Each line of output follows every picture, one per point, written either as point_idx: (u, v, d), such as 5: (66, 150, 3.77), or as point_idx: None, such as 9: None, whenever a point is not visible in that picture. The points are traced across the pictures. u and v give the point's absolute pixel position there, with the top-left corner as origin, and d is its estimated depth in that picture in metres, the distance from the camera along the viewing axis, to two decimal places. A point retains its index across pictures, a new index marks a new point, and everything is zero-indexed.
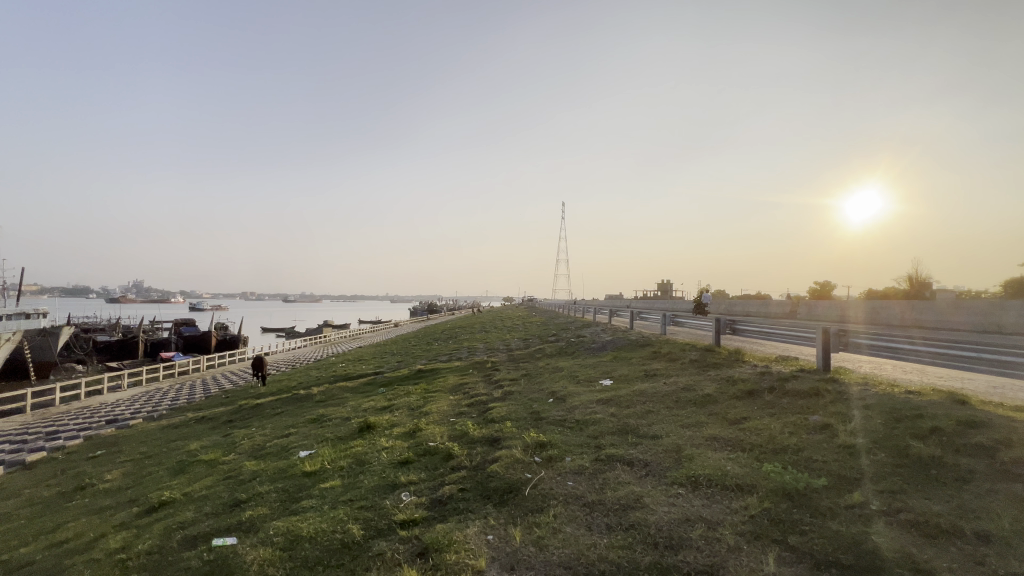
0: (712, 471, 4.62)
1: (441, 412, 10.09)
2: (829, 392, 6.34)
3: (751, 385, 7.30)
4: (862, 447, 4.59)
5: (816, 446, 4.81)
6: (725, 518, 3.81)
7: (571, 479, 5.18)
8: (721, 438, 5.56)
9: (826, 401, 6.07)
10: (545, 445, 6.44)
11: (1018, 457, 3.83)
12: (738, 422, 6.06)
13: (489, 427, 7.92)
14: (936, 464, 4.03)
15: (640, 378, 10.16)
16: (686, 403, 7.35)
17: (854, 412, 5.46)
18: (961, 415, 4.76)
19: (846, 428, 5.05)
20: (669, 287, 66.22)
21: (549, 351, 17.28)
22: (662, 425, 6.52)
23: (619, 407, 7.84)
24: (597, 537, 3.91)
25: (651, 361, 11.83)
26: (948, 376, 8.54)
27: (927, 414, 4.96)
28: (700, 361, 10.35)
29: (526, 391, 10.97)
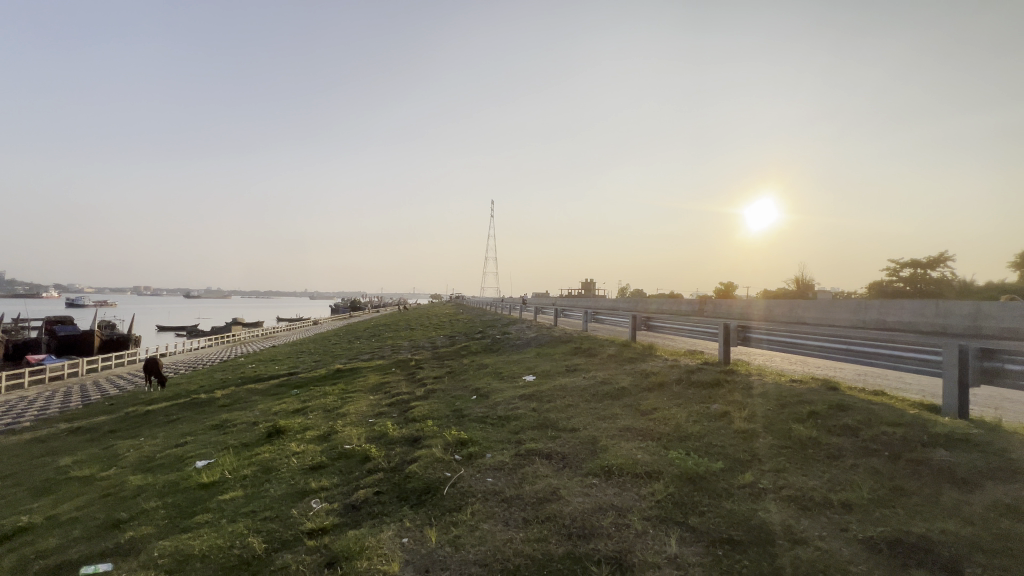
0: (624, 460, 4.84)
1: (359, 412, 9.68)
2: (727, 382, 6.93)
3: (661, 378, 7.78)
4: (753, 432, 5.04)
5: (715, 433, 5.21)
6: (634, 504, 3.99)
7: (490, 475, 5.17)
8: (634, 429, 5.85)
9: (725, 391, 6.61)
10: (466, 442, 6.38)
11: (876, 434, 4.39)
12: (649, 412, 6.42)
13: (410, 427, 7.71)
14: (814, 445, 4.51)
15: (562, 373, 10.46)
16: (603, 396, 7.67)
17: (748, 400, 6.00)
18: (832, 399, 5.41)
19: (741, 415, 5.53)
20: (592, 286, 69.09)
21: (475, 348, 17.22)
22: (580, 418, 6.73)
23: (540, 402, 7.99)
24: (512, 532, 3.92)
25: (572, 356, 12.19)
26: (824, 366, 9.71)
27: (807, 400, 5.55)
28: (617, 356, 10.85)
29: (450, 389, 10.82)
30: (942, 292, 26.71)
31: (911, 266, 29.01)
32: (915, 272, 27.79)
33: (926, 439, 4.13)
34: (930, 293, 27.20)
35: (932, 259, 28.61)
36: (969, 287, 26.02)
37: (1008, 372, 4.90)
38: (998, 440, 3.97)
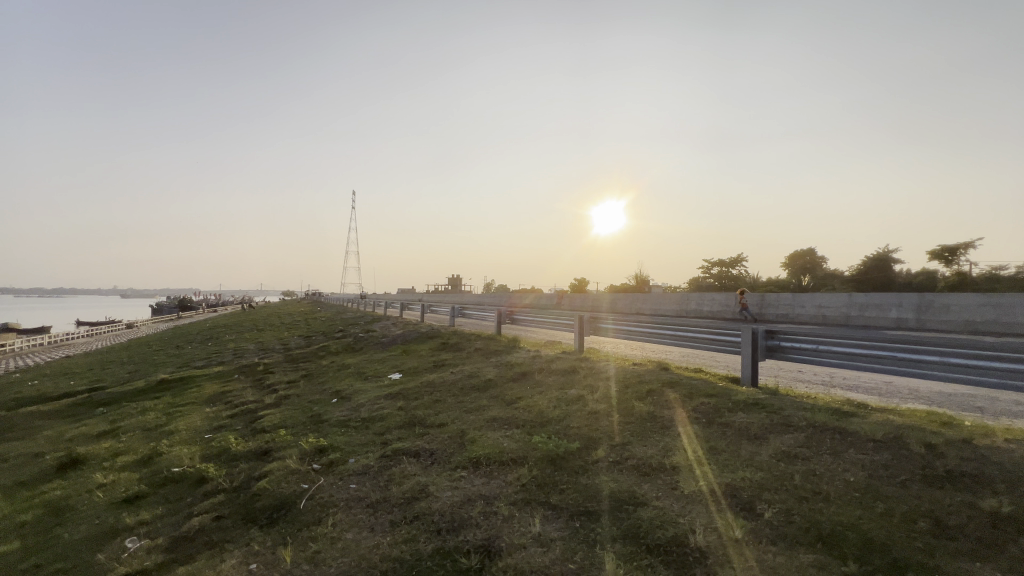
0: (491, 450, 4.98)
1: (192, 427, 8.33)
2: (582, 368, 7.61)
3: (524, 368, 8.20)
4: (604, 412, 5.61)
5: (572, 415, 5.67)
6: (500, 491, 4.14)
7: (354, 481, 4.88)
8: (500, 419, 6.06)
9: (580, 376, 7.25)
10: (326, 449, 5.92)
11: (697, 405, 5.23)
12: (514, 402, 6.73)
13: (258, 439, 6.87)
14: (651, 419, 5.19)
15: (429, 369, 10.36)
16: (470, 389, 7.82)
17: (599, 384, 6.67)
18: (665, 378, 6.30)
19: (593, 397, 6.12)
20: (458, 282, 69.66)
21: (334, 348, 16.08)
22: (448, 413, 6.75)
23: (407, 400, 7.81)
24: (379, 538, 3.76)
25: (439, 352, 12.16)
26: (657, 350, 11.27)
27: (645, 380, 6.36)
28: (484, 350, 11.12)
29: (306, 393, 9.92)
30: (740, 287, 32.96)
31: (718, 265, 35.26)
32: (721, 270, 33.80)
33: (731, 406, 5.05)
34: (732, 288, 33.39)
35: (732, 259, 35.18)
36: (757, 283, 32.57)
37: (783, 347, 6.24)
38: (776, 401, 5.04)
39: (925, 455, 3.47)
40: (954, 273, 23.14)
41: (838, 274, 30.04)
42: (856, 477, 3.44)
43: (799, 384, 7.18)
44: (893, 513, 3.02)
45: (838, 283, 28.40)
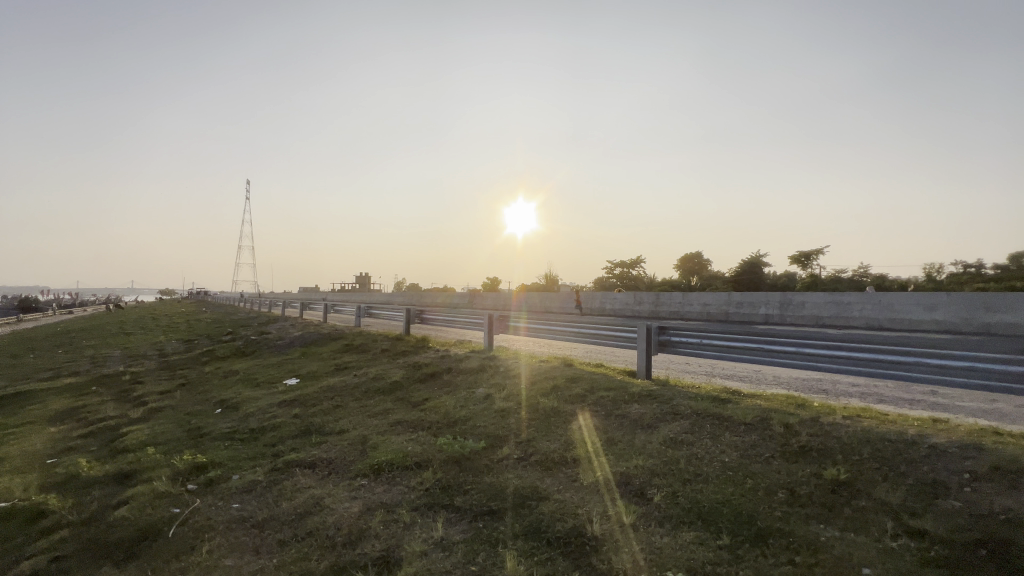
0: (394, 455, 4.79)
1: (30, 452, 6.96)
2: (490, 367, 7.63)
3: (432, 368, 8.02)
4: (511, 409, 5.66)
5: (479, 415, 5.64)
6: (402, 498, 3.99)
7: (237, 500, 4.41)
8: (405, 422, 5.85)
9: (488, 375, 7.27)
10: (204, 466, 5.28)
11: (596, 399, 5.48)
12: (420, 403, 6.55)
13: (119, 460, 5.93)
14: (555, 414, 5.34)
15: (330, 372, 9.74)
16: (375, 392, 7.47)
17: (506, 382, 6.73)
18: (569, 374, 6.53)
19: (500, 395, 6.16)
20: (365, 280, 66.65)
21: (221, 352, 14.49)
22: (349, 418, 6.38)
23: (304, 406, 7.26)
24: (265, 561, 3.42)
25: (343, 354, 11.49)
26: (563, 347, 11.69)
27: (550, 376, 6.55)
28: (391, 351, 10.71)
29: (183, 404, 8.80)
30: (638, 287, 35.48)
31: (620, 266, 37.68)
32: (623, 271, 36.11)
33: (627, 398, 5.36)
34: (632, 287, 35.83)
35: (632, 261, 37.78)
36: (653, 283, 35.30)
37: (673, 342, 6.81)
38: (666, 392, 5.46)
39: (784, 433, 3.95)
40: (809, 275, 27.01)
41: (720, 276, 33.60)
42: (730, 457, 3.82)
43: (686, 375, 7.87)
44: (758, 487, 3.40)
45: (720, 283, 31.76)
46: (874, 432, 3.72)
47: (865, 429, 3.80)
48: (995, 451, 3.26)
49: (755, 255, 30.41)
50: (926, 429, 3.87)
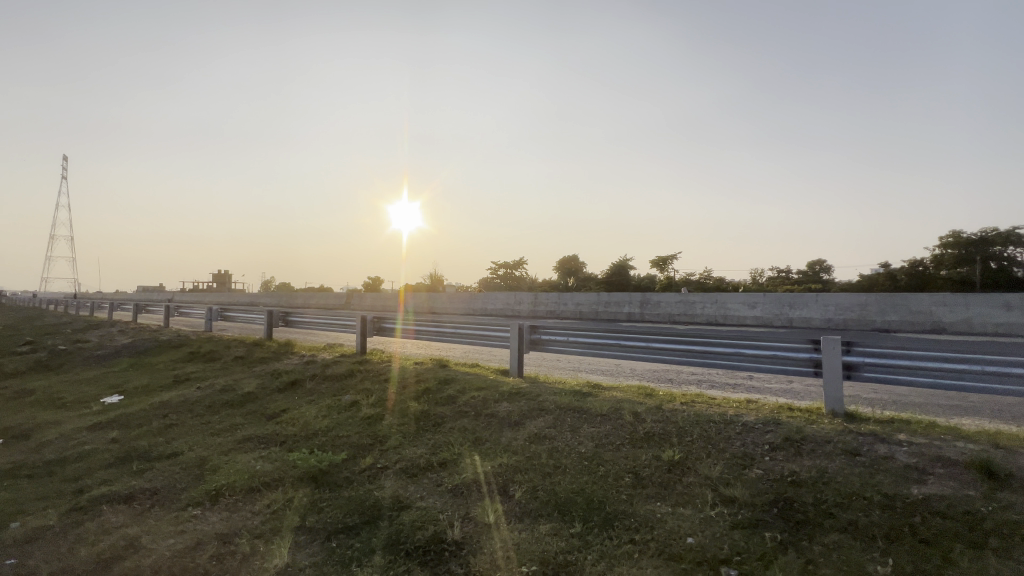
0: (238, 476, 4.23)
1: None
2: (360, 371, 7.18)
3: (294, 376, 7.30)
4: (379, 416, 5.37)
5: (344, 424, 5.26)
6: (244, 525, 3.53)
7: (15, 555, 3.50)
8: (255, 438, 5.21)
9: (357, 380, 6.83)
10: None
11: (467, 399, 5.46)
12: (276, 416, 5.91)
13: None
14: (425, 418, 5.20)
15: (167, 385, 8.33)
16: (222, 406, 6.56)
17: (376, 387, 6.39)
18: (442, 375, 6.42)
19: (368, 402, 5.82)
20: (223, 278, 58.92)
21: (11, 367, 11.57)
22: (185, 438, 5.49)
23: (125, 429, 6.08)
24: None
25: (185, 364, 9.93)
26: (442, 348, 11.55)
27: (422, 379, 6.37)
28: (245, 358, 9.52)
29: None
30: (519, 287, 36.73)
31: (503, 267, 38.63)
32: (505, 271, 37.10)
33: (497, 396, 5.42)
34: (513, 287, 36.96)
35: (514, 262, 39.01)
36: (533, 283, 36.83)
37: (543, 341, 7.09)
38: (534, 389, 5.65)
39: (632, 421, 4.33)
40: (665, 277, 30.51)
41: (592, 277, 36.31)
42: (586, 447, 4.07)
43: (556, 372, 8.28)
44: (608, 474, 3.67)
45: (592, 284, 34.31)
46: (702, 415, 4.25)
47: (696, 413, 4.33)
48: (787, 424, 3.93)
49: (622, 258, 33.43)
50: (741, 409, 4.55)
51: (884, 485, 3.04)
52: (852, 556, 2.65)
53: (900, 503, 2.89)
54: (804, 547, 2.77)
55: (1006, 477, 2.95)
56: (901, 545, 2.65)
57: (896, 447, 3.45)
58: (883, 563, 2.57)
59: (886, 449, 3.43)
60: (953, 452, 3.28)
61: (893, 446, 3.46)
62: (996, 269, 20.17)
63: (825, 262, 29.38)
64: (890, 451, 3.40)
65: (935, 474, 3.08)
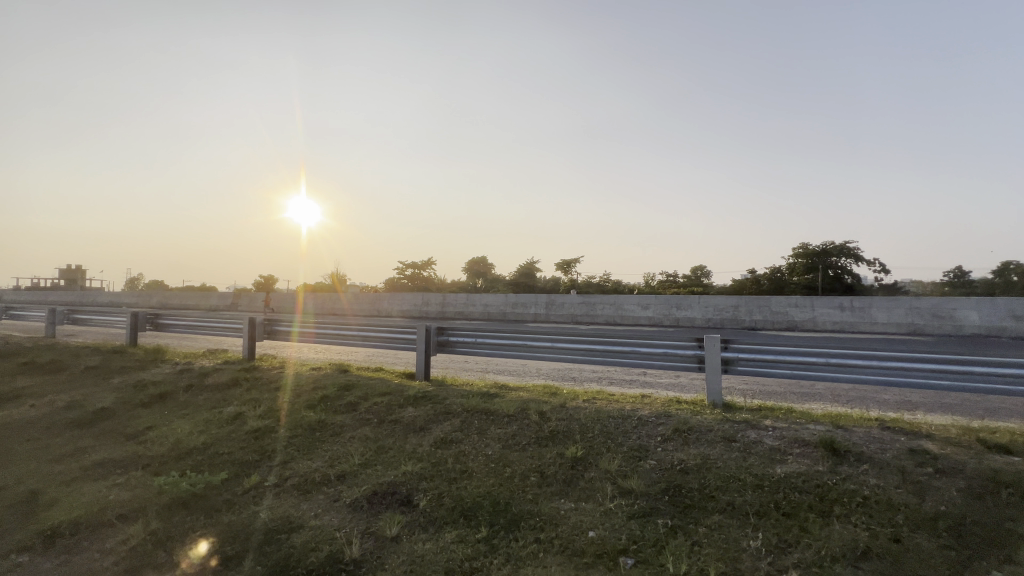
0: (84, 510, 3.57)
1: None
2: (246, 379, 6.47)
3: (163, 388, 6.37)
4: (267, 428, 4.87)
5: (224, 440, 4.69)
6: None
7: None
8: (109, 462, 4.44)
9: (242, 390, 6.14)
10: None
11: (369, 405, 5.16)
12: (138, 435, 5.10)
13: None
14: (321, 428, 4.81)
15: None
16: (65, 427, 5.51)
17: (265, 396, 5.80)
18: (342, 381, 6.01)
19: (254, 413, 5.25)
20: (73, 274, 50.04)
21: None
22: (11, 469, 4.50)
23: None
24: None
25: (13, 377, 8.19)
26: (343, 352, 10.89)
27: (319, 386, 5.90)
28: (99, 369, 8.11)
29: None
30: (427, 287, 36.05)
31: (410, 267, 37.64)
32: (412, 271, 36.17)
33: (402, 401, 5.18)
34: (421, 288, 36.17)
35: (422, 262, 38.17)
36: (442, 284, 36.38)
37: (450, 342, 6.97)
38: (441, 392, 5.50)
39: (538, 421, 4.40)
40: (569, 279, 31.90)
41: (500, 278, 36.79)
42: (494, 449, 4.06)
43: (463, 373, 8.20)
44: (515, 475, 3.69)
45: (500, 285, 34.79)
46: (603, 412, 4.45)
47: (598, 410, 4.52)
48: (676, 416, 4.27)
49: (529, 261, 34.34)
50: (638, 404, 4.85)
51: (755, 467, 3.42)
52: (730, 535, 2.92)
53: (767, 482, 3.25)
54: (691, 530, 3.01)
55: (846, 452, 3.46)
56: (768, 519, 2.99)
57: (763, 432, 3.90)
58: (754, 538, 2.88)
59: (756, 434, 3.86)
60: (807, 434, 3.78)
61: (761, 431, 3.91)
62: (833, 276, 24.07)
63: (705, 268, 32.84)
64: (759, 435, 3.84)
65: (794, 454, 3.53)
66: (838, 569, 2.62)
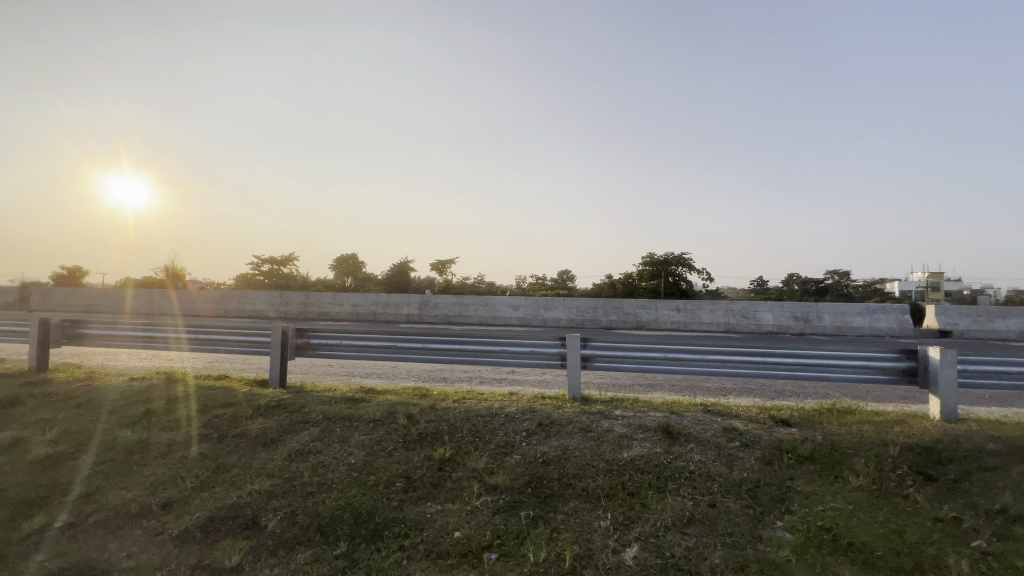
0: None
1: None
2: (33, 396, 5.15)
3: None
4: (63, 456, 3.96)
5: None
6: None
7: None
8: None
9: (26, 409, 4.88)
10: None
11: (208, 419, 4.47)
12: None
13: None
14: (141, 449, 4.05)
15: None
16: None
17: (61, 416, 4.68)
18: (173, 392, 5.13)
19: (44, 438, 4.22)
20: None
21: None
22: None
23: None
24: None
25: None
26: (176, 359, 9.34)
27: (141, 400, 4.95)
28: None
29: None
30: (287, 285, 32.82)
31: (267, 262, 33.86)
32: (270, 267, 32.59)
33: (250, 412, 4.56)
34: (280, 285, 32.81)
35: (283, 258, 34.52)
36: (305, 282, 33.41)
37: (311, 345, 6.41)
38: (298, 399, 4.98)
39: (406, 424, 4.24)
40: (443, 280, 31.75)
41: (371, 277, 35.09)
42: (357, 457, 3.83)
43: (326, 378, 7.61)
44: (379, 482, 3.53)
45: (371, 284, 33.19)
46: (472, 411, 4.49)
47: (466, 409, 4.54)
48: (540, 411, 4.50)
49: (403, 260, 33.40)
50: (506, 401, 5.02)
51: (607, 453, 3.77)
52: (583, 518, 3.18)
53: (616, 466, 3.61)
54: (550, 517, 3.20)
55: (678, 434, 4.01)
56: (615, 499, 3.32)
57: (614, 421, 4.32)
58: (604, 518, 3.16)
59: (608, 423, 4.27)
60: (648, 420, 4.29)
61: (612, 420, 4.33)
62: (672, 282, 27.83)
63: (570, 273, 35.40)
64: (610, 424, 4.25)
65: (637, 439, 3.97)
66: (669, 536, 3.02)
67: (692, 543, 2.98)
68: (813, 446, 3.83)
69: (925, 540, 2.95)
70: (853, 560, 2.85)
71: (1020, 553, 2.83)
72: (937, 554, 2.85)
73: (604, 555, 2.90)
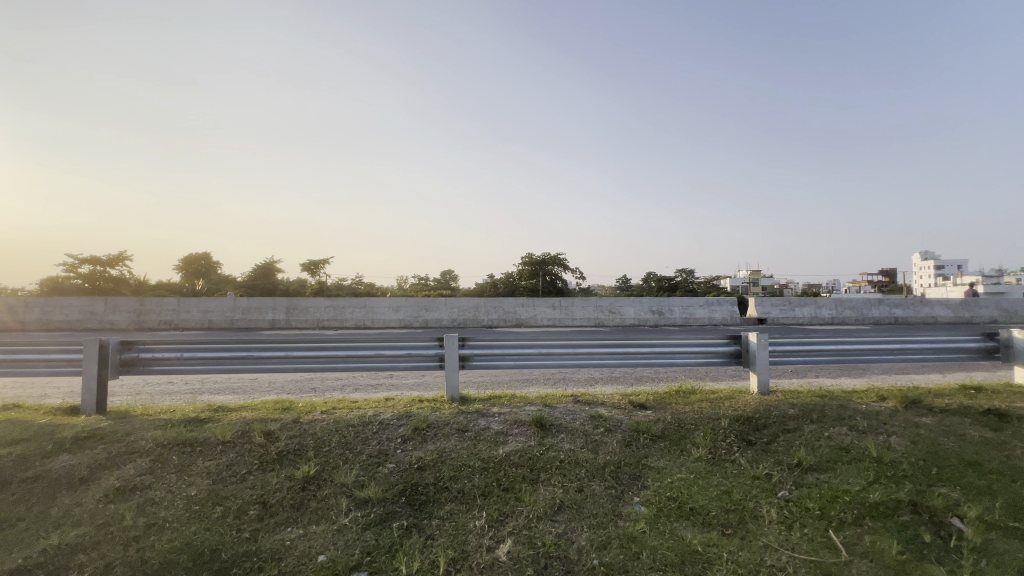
0: None
1: None
2: None
3: None
4: None
5: None
6: None
7: None
8: None
9: None
10: None
11: None
12: None
13: None
14: None
15: None
16: None
17: None
18: None
19: None
20: None
21: None
22: None
23: None
24: None
25: None
26: None
27: None
28: None
29: None
30: (115, 290, 27.48)
31: (88, 263, 27.91)
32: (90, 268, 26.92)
33: (50, 448, 3.66)
34: (105, 290, 27.33)
35: (110, 258, 28.78)
36: (141, 286, 28.30)
37: (141, 360, 5.39)
38: (121, 426, 4.14)
39: (262, 443, 3.77)
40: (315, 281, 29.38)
41: (229, 280, 31.06)
42: (198, 488, 3.30)
43: (164, 399, 6.50)
44: (228, 513, 3.10)
45: (229, 288, 29.39)
46: (342, 421, 4.17)
47: (336, 420, 4.20)
48: (417, 415, 4.34)
49: (268, 260, 30.21)
50: (380, 408, 4.76)
51: (483, 451, 3.78)
52: (458, 520, 3.15)
53: (491, 463, 3.64)
54: (425, 524, 3.12)
55: (550, 426, 4.20)
56: (491, 497, 3.35)
57: (490, 419, 4.37)
58: (478, 517, 3.17)
59: (485, 421, 4.30)
60: (524, 415, 4.42)
61: (489, 418, 4.37)
62: (548, 282, 29.40)
63: (453, 273, 35.36)
64: (487, 422, 4.29)
65: (513, 434, 4.06)
66: (541, 526, 3.14)
67: (561, 529, 3.14)
68: (664, 425, 4.30)
69: (746, 497, 3.49)
70: (694, 522, 3.27)
71: (811, 496, 3.50)
72: (755, 507, 3.40)
73: (478, 555, 2.92)
